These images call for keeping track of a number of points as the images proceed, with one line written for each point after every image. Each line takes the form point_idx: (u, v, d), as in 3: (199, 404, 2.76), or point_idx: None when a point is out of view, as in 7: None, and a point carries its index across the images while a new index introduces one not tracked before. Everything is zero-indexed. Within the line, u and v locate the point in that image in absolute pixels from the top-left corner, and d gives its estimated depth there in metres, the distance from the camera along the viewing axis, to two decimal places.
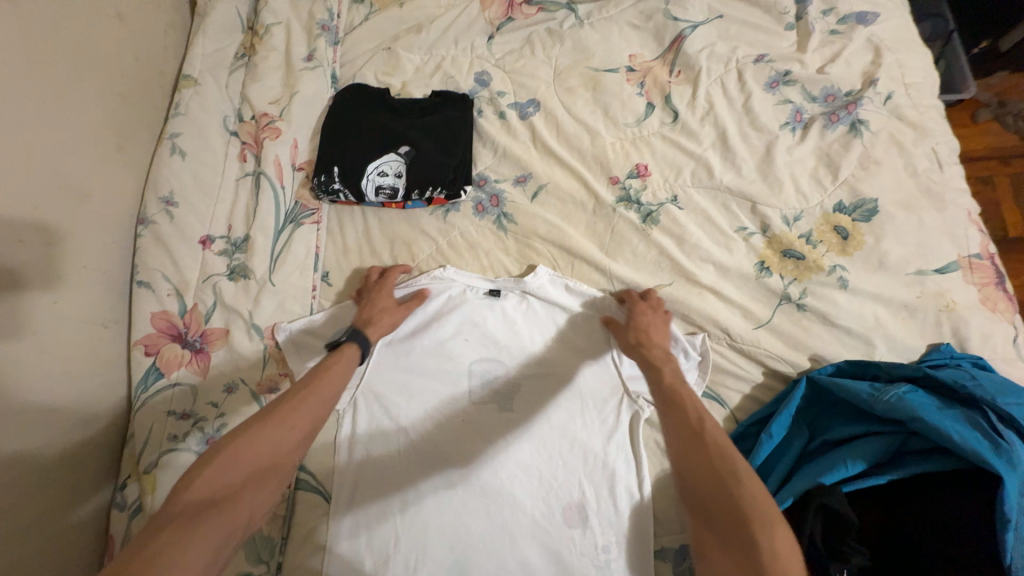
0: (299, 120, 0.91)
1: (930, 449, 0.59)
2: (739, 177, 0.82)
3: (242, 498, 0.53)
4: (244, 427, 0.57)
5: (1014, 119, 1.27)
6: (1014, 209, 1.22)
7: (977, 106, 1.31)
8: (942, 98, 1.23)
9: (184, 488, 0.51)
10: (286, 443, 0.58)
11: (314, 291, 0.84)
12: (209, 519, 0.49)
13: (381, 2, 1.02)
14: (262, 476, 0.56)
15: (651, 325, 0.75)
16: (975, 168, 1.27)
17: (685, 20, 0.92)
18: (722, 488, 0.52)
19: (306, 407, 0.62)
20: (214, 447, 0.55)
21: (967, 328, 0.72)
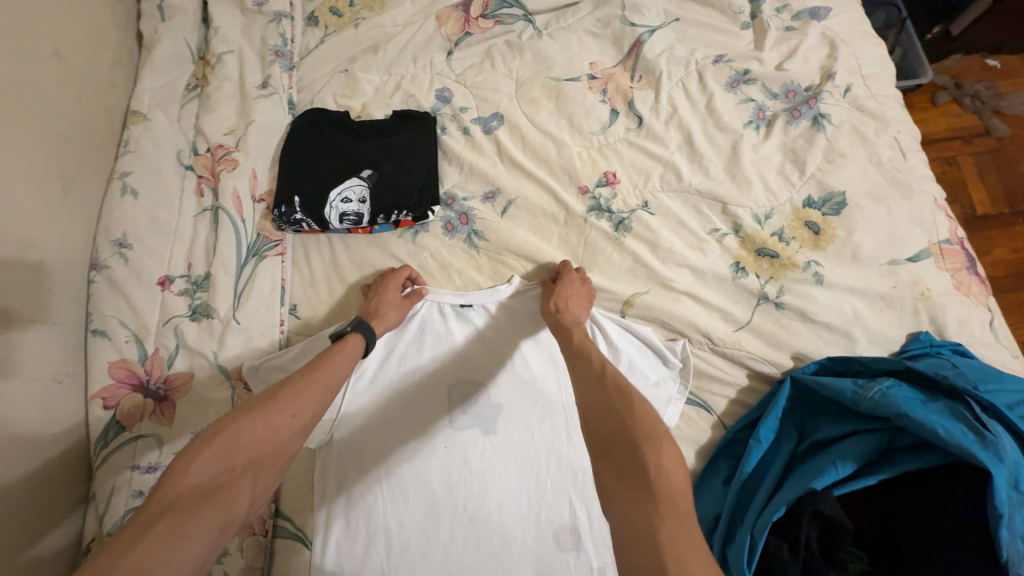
0: (257, 149, 0.88)
1: (919, 444, 0.58)
2: (708, 178, 0.82)
3: (238, 484, 0.52)
4: (238, 414, 0.56)
5: (970, 100, 1.30)
6: (979, 187, 1.24)
7: (936, 89, 1.34)
8: (901, 84, 1.26)
9: (176, 477, 0.50)
10: (285, 430, 0.57)
11: (282, 325, 0.81)
12: (201, 508, 0.48)
13: (336, 24, 1.00)
14: (260, 461, 0.55)
15: (572, 295, 0.74)
16: (938, 149, 1.29)
17: (642, 25, 0.92)
18: (619, 417, 0.57)
19: (306, 392, 0.60)
20: (207, 433, 0.54)
21: (944, 316, 0.72)
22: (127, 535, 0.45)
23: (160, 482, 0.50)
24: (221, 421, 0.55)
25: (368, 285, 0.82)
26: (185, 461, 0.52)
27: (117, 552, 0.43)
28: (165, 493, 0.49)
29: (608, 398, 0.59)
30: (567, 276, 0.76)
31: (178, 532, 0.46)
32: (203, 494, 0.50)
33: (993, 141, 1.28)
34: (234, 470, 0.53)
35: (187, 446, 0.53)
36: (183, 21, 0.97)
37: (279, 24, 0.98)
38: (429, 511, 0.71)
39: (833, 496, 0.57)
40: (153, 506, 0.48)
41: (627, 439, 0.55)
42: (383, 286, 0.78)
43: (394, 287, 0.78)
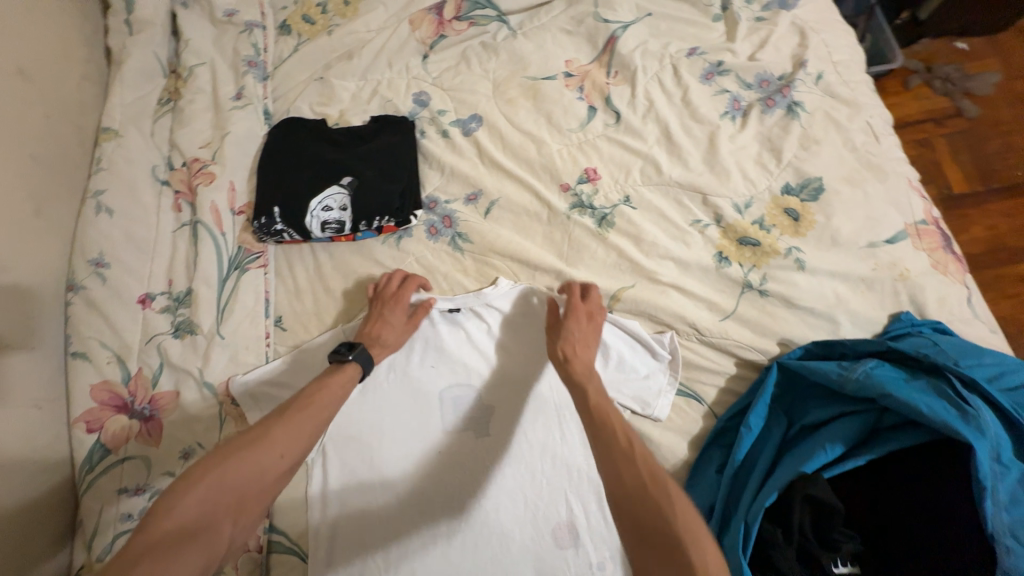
0: (234, 161, 0.87)
1: (905, 422, 0.59)
2: (687, 171, 0.82)
3: (219, 527, 0.50)
4: (225, 454, 0.54)
5: (940, 83, 1.34)
6: (954, 167, 1.27)
7: (908, 74, 1.36)
8: (873, 70, 1.28)
9: (157, 521, 0.48)
10: (272, 469, 0.55)
11: (268, 338, 0.80)
12: (182, 556, 0.47)
13: (309, 31, 1.00)
14: (245, 503, 0.53)
15: (580, 338, 0.71)
16: (913, 132, 1.32)
17: (615, 21, 0.92)
18: (657, 511, 0.49)
19: (295, 429, 0.59)
20: (192, 472, 0.52)
21: (923, 295, 0.74)
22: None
23: (139, 525, 0.48)
24: (205, 461, 0.53)
25: (377, 287, 0.79)
26: (166, 503, 0.50)
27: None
28: (143, 538, 0.47)
29: (643, 488, 0.51)
30: (574, 310, 0.73)
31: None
32: (185, 539, 0.48)
33: (965, 121, 1.31)
34: (218, 512, 0.51)
35: (168, 487, 0.51)
36: (152, 34, 0.96)
37: (251, 34, 0.98)
38: (425, 516, 0.71)
39: (824, 479, 0.58)
40: (129, 552, 0.46)
41: (670, 533, 0.48)
42: (386, 303, 0.76)
43: (397, 308, 0.76)
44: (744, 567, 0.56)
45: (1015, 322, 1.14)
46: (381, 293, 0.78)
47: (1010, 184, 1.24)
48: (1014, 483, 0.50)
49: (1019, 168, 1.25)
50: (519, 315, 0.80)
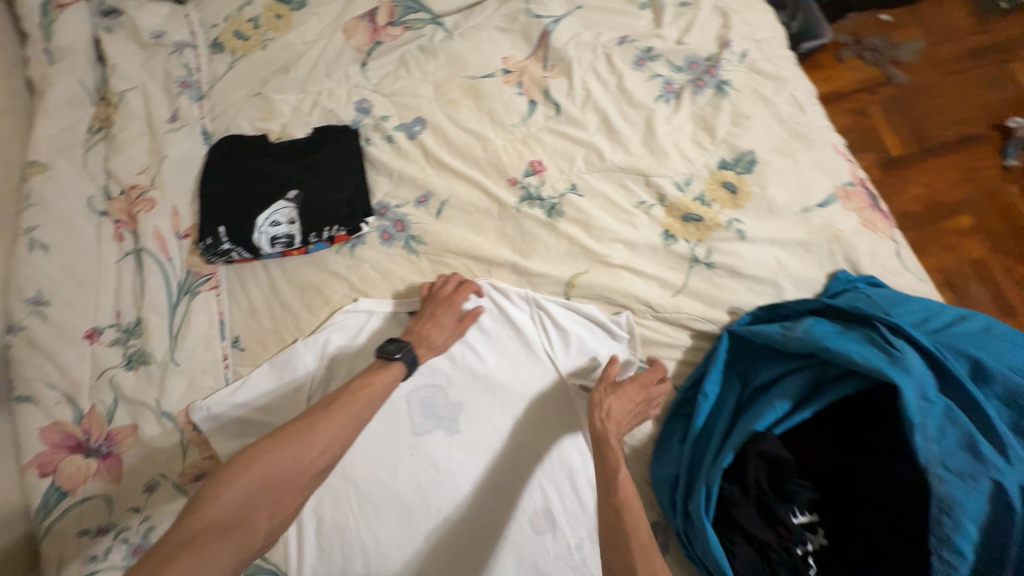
0: (174, 184, 0.85)
1: (846, 373, 0.61)
2: (628, 155, 0.85)
3: (253, 519, 0.51)
4: (270, 446, 0.55)
5: (869, 54, 1.41)
6: (889, 132, 1.34)
7: (840, 47, 1.44)
8: (805, 46, 1.34)
9: (202, 509, 0.50)
10: (312, 466, 0.55)
11: (226, 360, 0.78)
12: (217, 544, 0.47)
13: (244, 47, 0.98)
14: (280, 497, 0.53)
15: (624, 398, 0.69)
16: (850, 101, 1.38)
17: (547, 16, 0.94)
18: None
19: (338, 425, 0.59)
20: (235, 463, 0.54)
21: (856, 252, 0.78)
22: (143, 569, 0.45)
23: (184, 513, 0.50)
24: (248, 452, 0.55)
25: (433, 287, 0.80)
26: (212, 491, 0.52)
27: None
28: (186, 526, 0.49)
29: None
30: (642, 380, 0.72)
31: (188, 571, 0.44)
32: (222, 528, 0.49)
33: (894, 88, 1.38)
34: (254, 504, 0.52)
35: (214, 477, 0.53)
36: (75, 62, 0.92)
37: (182, 55, 0.96)
38: (401, 519, 0.71)
39: (773, 434, 0.60)
40: (171, 539, 0.47)
41: None
42: (441, 303, 0.77)
43: (449, 311, 0.76)
44: (707, 528, 0.58)
45: (957, 273, 1.21)
46: (438, 295, 0.78)
47: (940, 144, 1.32)
48: (939, 415, 0.53)
49: (946, 128, 1.34)
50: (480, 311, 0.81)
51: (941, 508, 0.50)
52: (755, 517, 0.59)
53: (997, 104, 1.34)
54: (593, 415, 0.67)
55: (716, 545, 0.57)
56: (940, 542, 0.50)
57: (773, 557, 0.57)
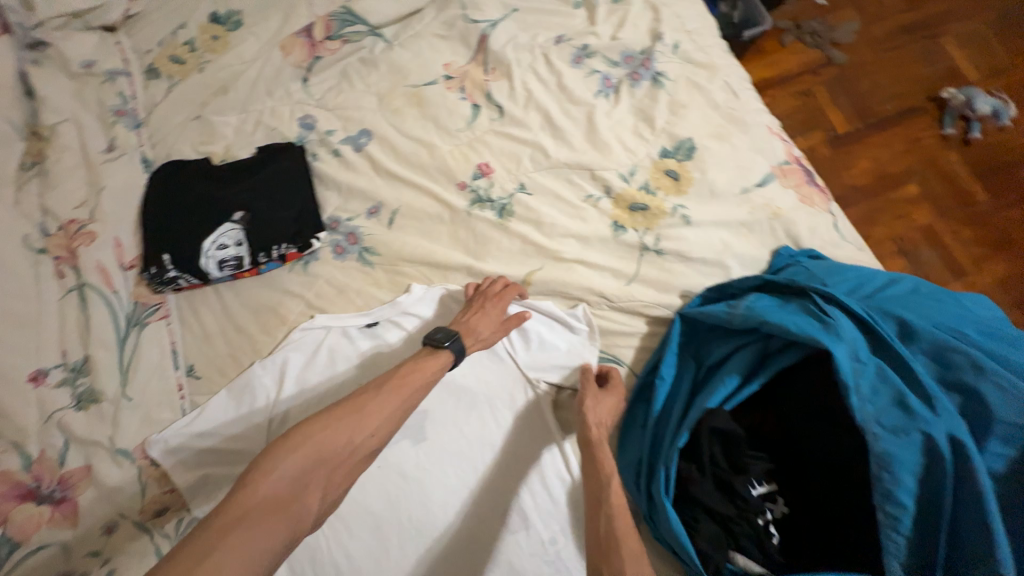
0: (115, 215, 0.83)
1: (789, 344, 0.64)
2: (573, 151, 0.86)
3: (307, 495, 0.50)
4: (328, 422, 0.55)
5: (809, 37, 1.47)
6: (835, 110, 1.40)
7: (780, 33, 1.49)
8: (749, 34, 1.37)
9: (258, 481, 0.49)
10: (363, 445, 0.56)
11: (181, 390, 0.76)
12: (274, 519, 0.47)
13: (180, 71, 0.97)
14: (331, 474, 0.53)
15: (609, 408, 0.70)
16: (795, 85, 1.43)
17: (483, 21, 0.95)
18: None
19: (387, 407, 0.60)
20: (291, 436, 0.53)
21: (796, 227, 0.81)
22: (200, 539, 0.44)
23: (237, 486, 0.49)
24: (304, 427, 0.54)
25: (479, 287, 0.79)
26: (268, 464, 0.51)
27: (192, 561, 0.42)
28: (243, 497, 0.48)
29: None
30: (616, 386, 0.73)
31: (245, 544, 0.44)
32: (279, 503, 0.48)
33: (835, 68, 1.44)
34: (308, 479, 0.51)
35: (269, 449, 0.52)
36: None
37: (115, 83, 0.94)
38: (374, 533, 0.70)
39: (724, 410, 0.62)
40: (229, 511, 0.47)
41: None
42: (487, 298, 0.76)
43: (494, 304, 0.76)
44: (667, 508, 0.59)
45: (908, 240, 1.28)
46: (488, 291, 0.78)
47: (884, 118, 1.38)
48: (871, 375, 0.55)
49: (887, 103, 1.40)
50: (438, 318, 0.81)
51: (881, 464, 0.52)
52: (714, 493, 0.60)
53: (930, 77, 1.42)
54: (586, 422, 0.68)
55: (677, 524, 0.58)
56: (883, 497, 0.52)
57: (735, 529, 0.59)
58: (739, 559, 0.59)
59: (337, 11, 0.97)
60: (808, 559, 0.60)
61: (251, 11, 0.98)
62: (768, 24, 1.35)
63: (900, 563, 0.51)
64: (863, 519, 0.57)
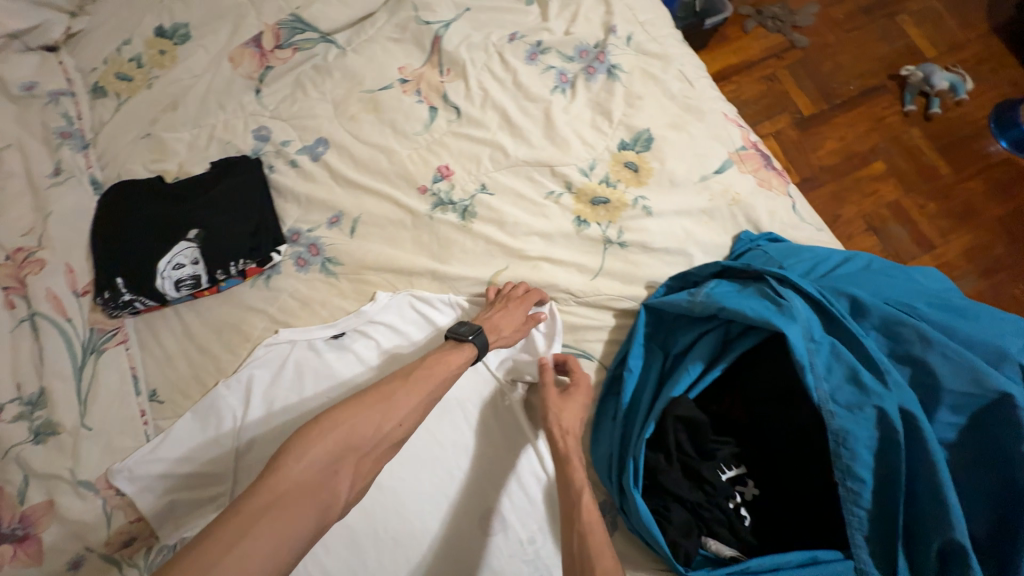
0: (66, 241, 0.80)
1: (748, 328, 0.64)
2: (532, 148, 0.86)
3: (336, 482, 0.51)
4: (355, 410, 0.55)
5: (770, 22, 1.47)
6: (800, 93, 1.41)
7: (743, 19, 1.48)
8: (711, 22, 1.36)
9: (286, 467, 0.50)
10: (389, 434, 0.56)
11: (144, 415, 0.75)
12: (303, 506, 0.48)
13: (127, 89, 0.94)
14: (358, 463, 0.53)
15: (571, 411, 0.68)
16: (761, 69, 1.43)
17: (436, 21, 0.94)
18: None
19: (411, 397, 0.60)
20: (320, 423, 0.53)
21: (756, 212, 0.82)
22: (231, 523, 0.45)
23: (266, 469, 0.50)
24: (332, 414, 0.55)
25: (501, 291, 0.79)
26: (297, 449, 0.51)
27: (224, 543, 0.43)
28: (273, 484, 0.48)
29: None
30: (579, 384, 0.71)
31: (273, 531, 0.45)
32: (308, 489, 0.49)
33: (799, 52, 1.45)
34: (337, 467, 0.52)
35: (297, 433, 0.53)
36: None
37: (58, 104, 0.91)
38: (351, 549, 0.68)
39: (688, 398, 0.63)
40: (260, 495, 0.47)
41: None
42: (511, 298, 0.77)
43: (518, 303, 0.76)
44: (636, 499, 0.59)
45: (878, 216, 1.30)
46: (512, 292, 0.78)
47: (848, 99, 1.40)
48: (825, 353, 0.57)
49: (851, 83, 1.42)
50: (411, 325, 0.80)
51: (838, 441, 0.54)
52: (682, 480, 0.61)
53: (890, 55, 1.44)
54: (553, 434, 0.66)
55: (647, 514, 0.59)
56: (843, 473, 0.54)
57: (705, 515, 0.60)
58: (711, 545, 0.59)
59: (286, 19, 0.95)
60: (779, 538, 0.61)
61: (198, 23, 0.96)
62: (728, 12, 1.35)
63: (863, 536, 0.53)
64: (826, 494, 0.59)
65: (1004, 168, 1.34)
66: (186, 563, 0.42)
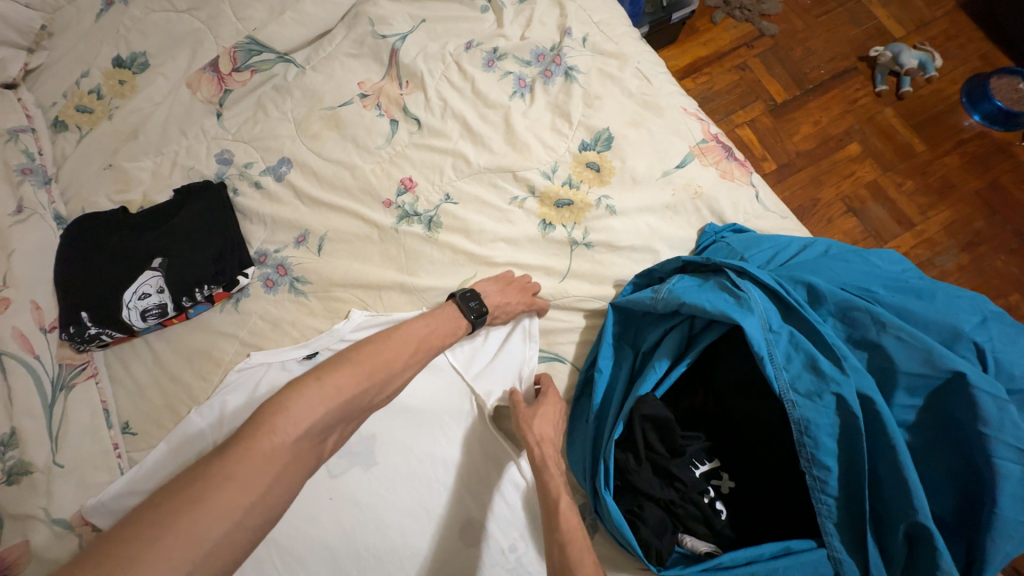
0: (31, 277, 0.78)
1: (710, 322, 0.65)
2: (493, 155, 0.86)
3: (325, 443, 0.52)
4: (356, 374, 0.55)
5: (738, 11, 1.47)
6: (771, 80, 1.41)
7: (711, 11, 1.48)
8: (677, 16, 1.36)
9: (283, 429, 0.49)
10: (381, 396, 0.58)
11: (117, 449, 0.74)
12: (296, 469, 0.49)
13: (89, 121, 0.94)
14: (345, 428, 0.55)
15: (541, 418, 0.68)
16: (731, 59, 1.44)
17: (392, 34, 0.94)
18: None
19: (404, 361, 0.61)
20: (323, 387, 0.52)
21: (719, 204, 0.82)
22: (227, 493, 0.44)
23: (259, 429, 0.49)
24: (337, 379, 0.54)
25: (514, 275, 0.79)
26: (296, 412, 0.50)
27: (218, 511, 0.44)
28: (267, 444, 0.48)
29: None
30: (550, 396, 0.71)
31: (267, 491, 0.47)
32: (303, 452, 0.50)
33: (769, 39, 1.45)
34: (328, 432, 0.52)
35: (297, 394, 0.51)
36: None
37: (18, 141, 0.90)
38: (332, 568, 0.68)
39: (656, 395, 0.63)
40: (257, 456, 0.47)
41: None
42: (517, 285, 0.77)
43: (525, 293, 0.77)
44: (608, 501, 0.60)
45: (856, 197, 1.31)
46: (518, 280, 0.78)
47: (821, 83, 1.41)
48: (784, 342, 0.58)
49: (823, 67, 1.42)
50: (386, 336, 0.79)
51: (800, 430, 0.55)
52: (653, 479, 0.61)
53: (859, 37, 1.44)
54: (529, 440, 0.66)
55: (619, 516, 0.59)
56: (808, 462, 0.55)
57: (678, 512, 0.60)
58: (687, 541, 0.60)
59: (242, 41, 0.95)
60: (754, 529, 0.61)
61: (155, 51, 0.96)
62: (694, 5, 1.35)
63: (833, 523, 0.54)
64: (794, 483, 0.60)
65: (978, 142, 1.34)
66: (179, 529, 0.42)
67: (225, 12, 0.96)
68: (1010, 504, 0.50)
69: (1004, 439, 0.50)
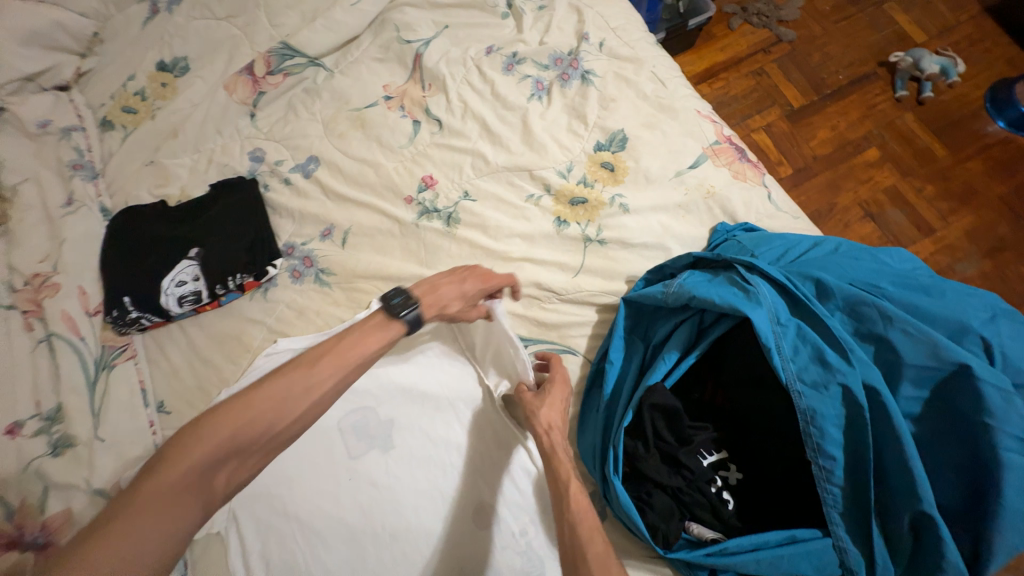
0: (79, 265, 0.84)
1: (720, 316, 0.67)
2: (511, 154, 0.89)
3: (215, 479, 0.47)
4: (241, 404, 0.49)
5: (754, 18, 1.49)
6: (787, 85, 1.42)
7: (728, 17, 1.50)
8: (694, 22, 1.38)
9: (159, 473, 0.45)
10: (284, 421, 0.51)
11: (152, 426, 0.78)
12: (184, 507, 0.45)
13: (133, 121, 1.00)
14: (242, 461, 0.49)
15: (546, 404, 0.69)
16: (747, 65, 1.45)
17: (416, 40, 0.99)
18: None
19: (309, 380, 0.52)
20: (199, 428, 0.47)
21: (730, 204, 0.84)
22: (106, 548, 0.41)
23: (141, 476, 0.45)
24: (216, 413, 0.48)
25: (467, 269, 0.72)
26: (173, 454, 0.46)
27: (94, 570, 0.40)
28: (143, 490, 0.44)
29: None
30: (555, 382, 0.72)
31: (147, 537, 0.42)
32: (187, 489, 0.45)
33: (786, 45, 1.46)
34: (217, 467, 0.47)
35: (186, 435, 0.47)
36: None
37: (70, 139, 0.97)
38: (350, 545, 0.69)
39: (665, 385, 0.65)
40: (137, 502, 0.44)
41: None
42: (477, 274, 0.72)
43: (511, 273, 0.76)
44: (617, 487, 0.61)
45: (873, 202, 1.30)
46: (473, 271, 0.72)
47: (838, 88, 1.41)
48: (791, 335, 0.59)
49: (841, 72, 1.42)
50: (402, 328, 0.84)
51: (807, 420, 0.56)
52: (661, 467, 0.63)
53: (879, 43, 1.44)
54: (536, 428, 0.67)
55: (627, 501, 0.61)
56: (815, 452, 0.56)
57: (685, 499, 0.62)
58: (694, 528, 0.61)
59: (276, 46, 1.00)
60: (761, 518, 0.62)
61: (196, 56, 1.02)
62: (712, 10, 1.37)
63: (839, 513, 0.55)
64: (801, 473, 0.61)
65: (1002, 147, 1.33)
66: None
67: (261, 19, 1.02)
68: (1015, 495, 0.50)
69: (1009, 431, 0.51)
